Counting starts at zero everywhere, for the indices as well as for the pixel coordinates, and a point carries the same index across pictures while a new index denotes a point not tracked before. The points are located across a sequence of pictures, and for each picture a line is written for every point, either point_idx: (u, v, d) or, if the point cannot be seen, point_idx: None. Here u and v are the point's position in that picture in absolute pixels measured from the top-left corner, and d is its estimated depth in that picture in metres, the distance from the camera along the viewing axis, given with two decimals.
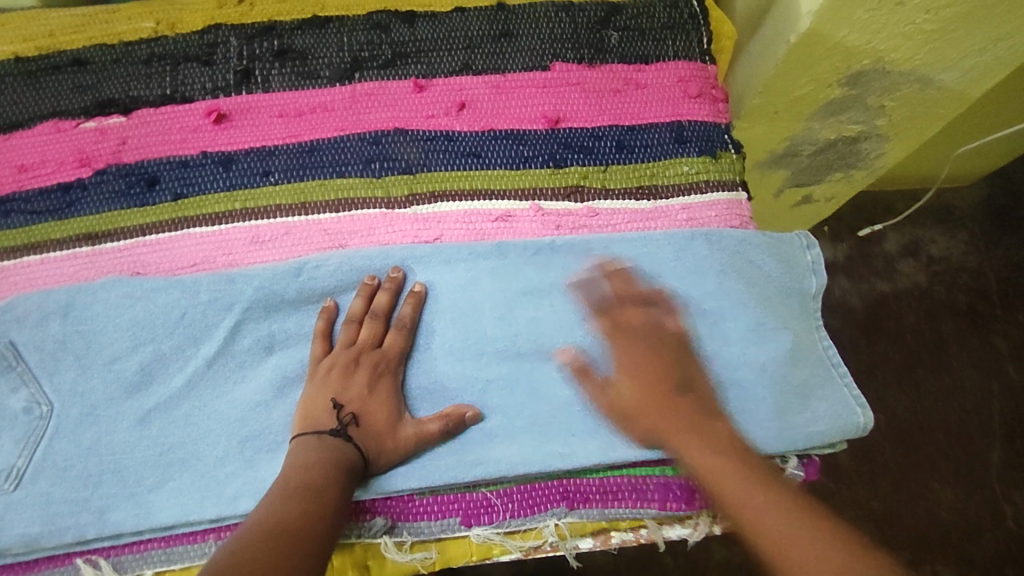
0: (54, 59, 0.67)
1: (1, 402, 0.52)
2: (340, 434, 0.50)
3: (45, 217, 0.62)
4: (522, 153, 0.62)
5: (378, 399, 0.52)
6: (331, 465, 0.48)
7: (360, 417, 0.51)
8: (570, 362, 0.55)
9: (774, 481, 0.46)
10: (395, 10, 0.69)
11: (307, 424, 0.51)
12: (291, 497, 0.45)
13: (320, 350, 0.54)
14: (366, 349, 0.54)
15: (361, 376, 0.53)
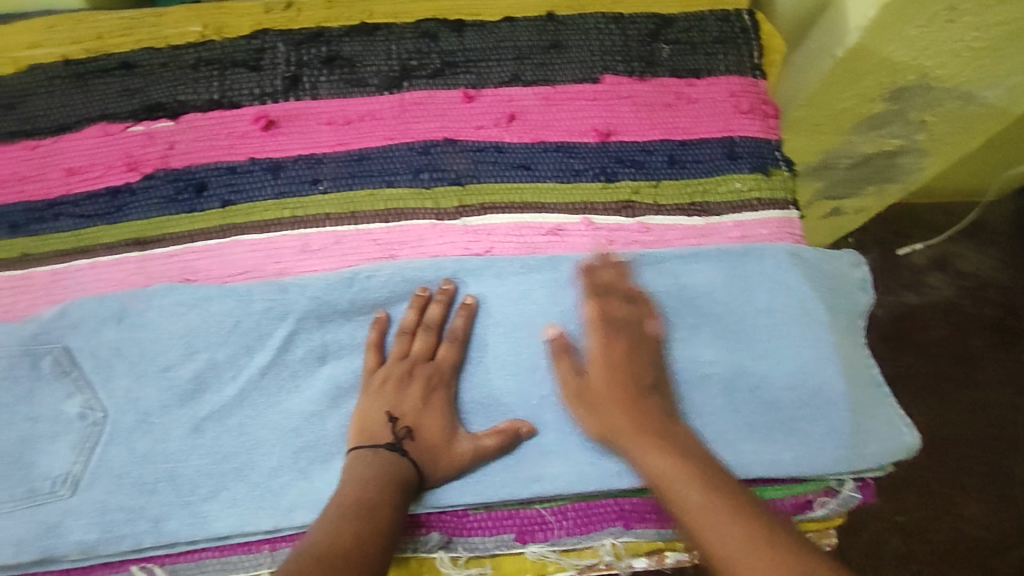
0: (103, 62, 0.66)
1: (56, 407, 0.53)
2: (395, 448, 0.51)
3: (95, 221, 0.61)
4: (573, 166, 0.63)
5: (433, 412, 0.53)
6: (386, 480, 0.48)
7: (415, 431, 0.52)
8: None
9: (687, 499, 0.46)
10: (444, 18, 0.68)
11: (363, 437, 0.51)
12: (349, 511, 0.46)
13: (372, 362, 0.54)
14: (419, 361, 0.54)
15: (415, 389, 0.53)
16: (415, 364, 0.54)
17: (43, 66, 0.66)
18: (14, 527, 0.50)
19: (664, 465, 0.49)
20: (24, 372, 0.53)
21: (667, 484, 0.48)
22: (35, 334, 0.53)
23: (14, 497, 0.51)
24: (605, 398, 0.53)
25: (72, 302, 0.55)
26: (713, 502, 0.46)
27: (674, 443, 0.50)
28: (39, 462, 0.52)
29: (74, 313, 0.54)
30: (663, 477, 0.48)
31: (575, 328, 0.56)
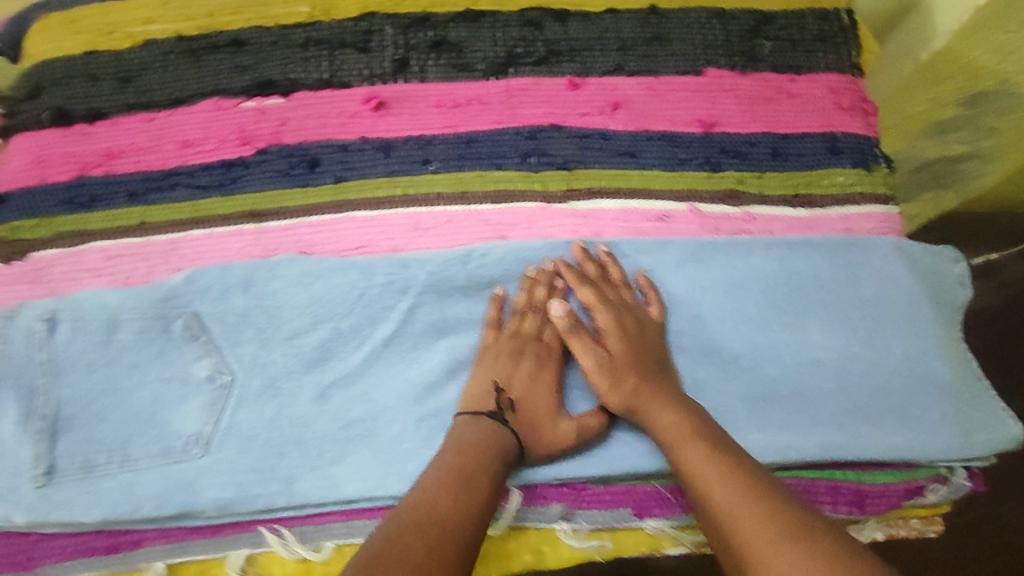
0: (214, 39, 0.67)
1: (185, 369, 0.56)
2: (498, 417, 0.52)
3: (210, 192, 0.63)
4: (679, 155, 0.64)
5: (541, 390, 0.55)
6: (478, 451, 0.49)
7: (522, 406, 0.54)
8: (733, 359, 0.56)
9: (710, 486, 0.45)
10: (548, 8, 0.69)
11: (471, 403, 0.54)
12: (446, 480, 0.46)
13: (490, 335, 0.57)
14: (529, 340, 0.57)
15: (525, 365, 0.55)
16: (528, 340, 0.57)
17: (157, 41, 0.67)
18: (151, 484, 0.53)
19: (683, 453, 0.48)
20: (155, 335, 0.56)
21: (694, 468, 0.47)
22: (165, 296, 0.57)
23: (149, 455, 0.54)
24: (654, 397, 0.52)
25: (201, 266, 0.58)
26: (736, 473, 0.45)
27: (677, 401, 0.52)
28: (171, 422, 0.55)
29: (205, 277, 0.57)
30: (690, 464, 0.47)
31: (689, 307, 0.58)
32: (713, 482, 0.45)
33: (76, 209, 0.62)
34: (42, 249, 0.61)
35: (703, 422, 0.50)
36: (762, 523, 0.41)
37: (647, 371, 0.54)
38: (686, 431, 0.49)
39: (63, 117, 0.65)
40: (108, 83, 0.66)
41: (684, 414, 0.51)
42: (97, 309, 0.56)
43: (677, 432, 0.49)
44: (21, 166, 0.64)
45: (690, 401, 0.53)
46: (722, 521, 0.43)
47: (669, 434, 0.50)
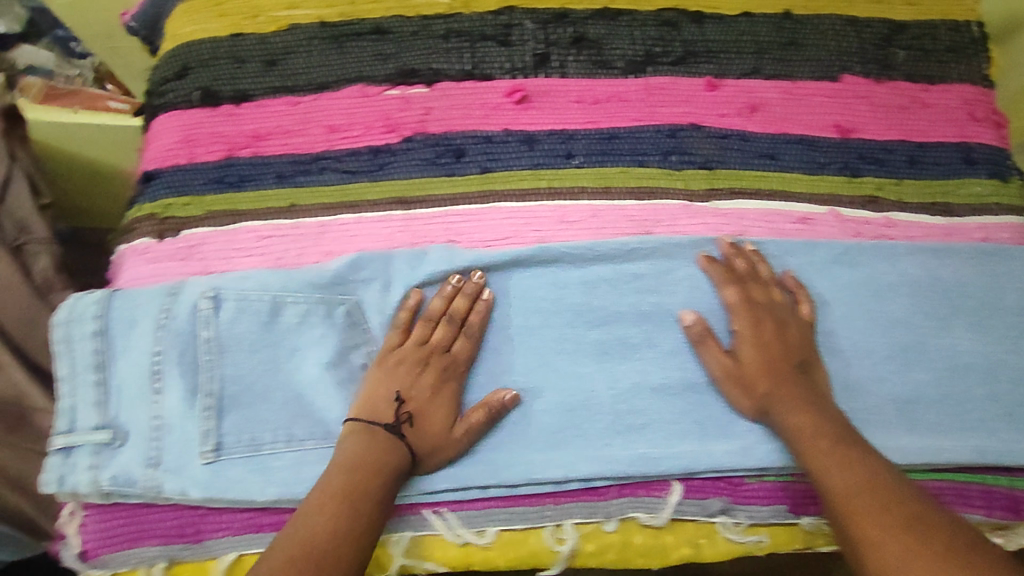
0: (357, 26, 0.68)
1: (346, 356, 0.58)
2: (398, 433, 0.53)
3: (359, 177, 0.63)
4: (817, 159, 0.66)
5: (438, 403, 0.55)
6: (373, 471, 0.51)
7: (416, 417, 0.54)
8: (886, 358, 0.59)
9: (832, 482, 0.50)
10: (685, 9, 0.70)
11: (359, 413, 0.54)
12: (362, 507, 0.49)
13: (395, 340, 0.57)
14: (435, 352, 0.56)
15: (428, 376, 0.55)
16: (438, 351, 0.57)
17: (301, 26, 0.67)
18: (317, 463, 0.54)
19: (811, 450, 0.52)
20: (319, 320, 0.58)
21: (823, 467, 0.51)
22: (330, 281, 0.58)
23: (313, 436, 0.55)
24: (791, 397, 0.55)
25: (369, 251, 0.60)
26: (864, 477, 0.49)
27: (813, 403, 0.54)
28: (331, 405, 0.56)
29: (370, 261, 0.59)
30: (817, 462, 0.51)
31: (841, 304, 0.60)
32: (836, 481, 0.49)
33: (225, 188, 0.63)
34: (194, 228, 0.61)
35: (837, 422, 0.53)
36: (888, 530, 0.45)
37: (783, 374, 0.56)
38: (820, 430, 0.53)
39: (209, 98, 0.65)
40: (253, 66, 0.66)
41: (814, 414, 0.54)
42: (263, 291, 0.57)
43: (807, 433, 0.53)
44: (168, 144, 0.64)
45: (825, 402, 0.55)
46: (844, 518, 0.48)
47: (800, 432, 0.53)
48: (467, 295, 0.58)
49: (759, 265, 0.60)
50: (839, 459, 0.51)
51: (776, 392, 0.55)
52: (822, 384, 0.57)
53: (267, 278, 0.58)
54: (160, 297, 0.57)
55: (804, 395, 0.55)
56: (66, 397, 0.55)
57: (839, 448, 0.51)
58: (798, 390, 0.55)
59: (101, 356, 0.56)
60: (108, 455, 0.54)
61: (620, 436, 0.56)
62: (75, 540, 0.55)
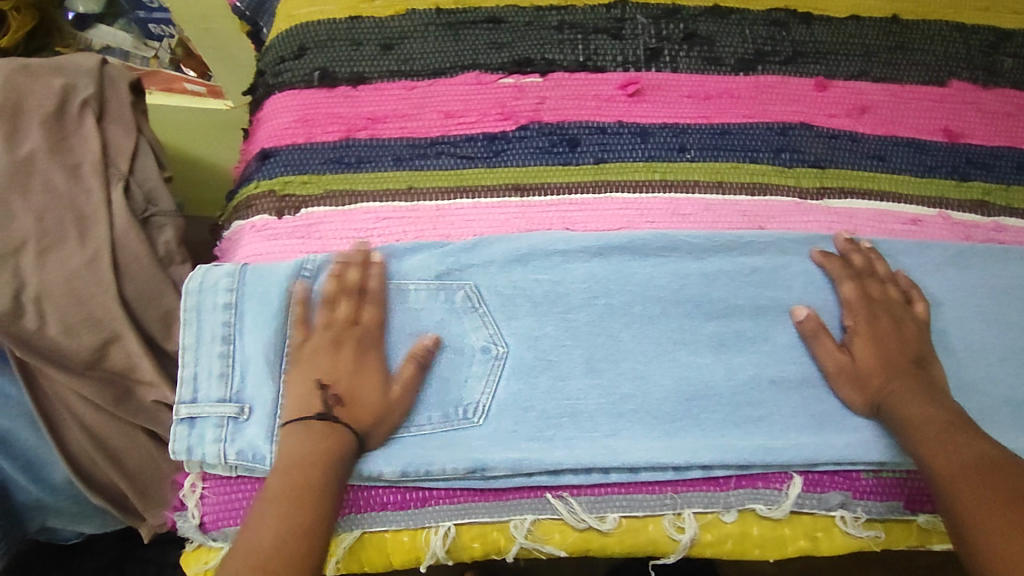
0: (472, 15, 0.69)
1: (462, 338, 0.57)
2: (328, 418, 0.52)
3: (475, 163, 0.64)
4: (927, 161, 0.66)
5: (372, 372, 0.54)
6: (311, 465, 0.50)
7: (347, 400, 0.53)
8: (1005, 359, 0.60)
9: (949, 460, 0.51)
10: (794, 9, 0.71)
11: (296, 410, 0.53)
12: (296, 497, 0.48)
13: (300, 336, 0.55)
14: (345, 327, 0.55)
15: (346, 355, 0.54)
16: (341, 328, 0.55)
17: (418, 12, 0.69)
18: (440, 446, 0.54)
19: (929, 433, 0.52)
20: (439, 304, 0.58)
21: (928, 454, 0.52)
22: (447, 269, 0.58)
23: (432, 420, 0.55)
24: (911, 388, 0.55)
25: (490, 235, 0.60)
26: (968, 464, 0.50)
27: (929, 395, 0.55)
28: (452, 390, 0.55)
29: (494, 247, 0.59)
30: (925, 450, 0.52)
31: (953, 304, 0.61)
32: (952, 461, 0.50)
33: (343, 168, 0.63)
34: (313, 206, 0.62)
35: (954, 410, 0.54)
36: (988, 517, 0.47)
37: (903, 369, 0.56)
38: (938, 418, 0.53)
39: (327, 79, 0.66)
40: (370, 49, 0.67)
41: (927, 403, 0.54)
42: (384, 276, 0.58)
43: (926, 417, 0.53)
44: (286, 123, 0.65)
45: (943, 393, 0.55)
46: (947, 505, 0.49)
47: (919, 418, 0.54)
48: (361, 267, 0.57)
49: (876, 262, 0.61)
50: (954, 441, 0.51)
51: (895, 382, 0.56)
52: (938, 378, 0.57)
53: (364, 263, 0.58)
54: (285, 284, 0.57)
55: (924, 389, 0.55)
56: (189, 366, 0.55)
57: (953, 430, 0.52)
58: (916, 379, 0.56)
59: (228, 329, 0.56)
60: (234, 430, 0.54)
61: (737, 429, 0.56)
62: (194, 511, 0.54)
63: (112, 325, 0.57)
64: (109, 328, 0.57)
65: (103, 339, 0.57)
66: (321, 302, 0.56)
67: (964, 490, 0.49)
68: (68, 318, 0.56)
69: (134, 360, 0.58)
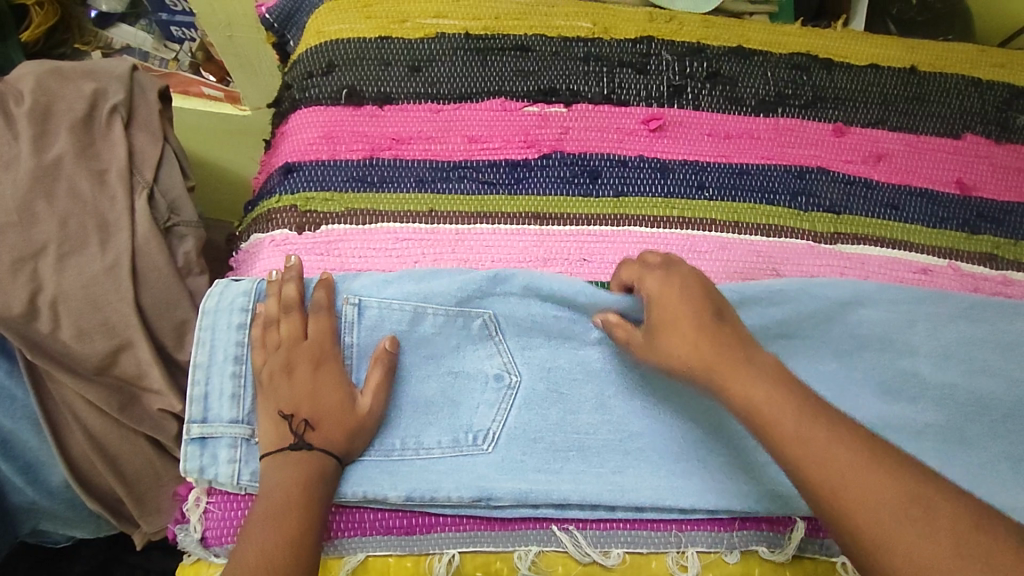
0: (501, 42, 0.69)
1: (477, 365, 0.57)
2: (302, 445, 0.51)
3: (496, 189, 0.64)
4: (938, 213, 0.67)
5: (333, 384, 0.53)
6: (295, 485, 0.49)
7: (312, 421, 0.52)
8: (1012, 415, 0.60)
9: (843, 489, 0.42)
10: (815, 55, 0.72)
11: (268, 446, 0.51)
12: (282, 517, 0.48)
13: (258, 359, 0.54)
14: (292, 346, 0.53)
15: (302, 373, 0.53)
16: (292, 348, 0.53)
17: (447, 35, 0.69)
18: (446, 473, 0.54)
19: (827, 461, 0.43)
20: (456, 330, 0.58)
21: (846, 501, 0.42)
22: (466, 296, 0.58)
23: (442, 445, 0.55)
24: (727, 363, 0.49)
25: (504, 270, 0.58)
26: (890, 502, 0.42)
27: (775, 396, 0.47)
28: (464, 415, 0.55)
29: (514, 280, 0.58)
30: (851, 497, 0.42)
31: (965, 356, 0.61)
32: (844, 486, 0.42)
33: (365, 187, 0.63)
34: (333, 224, 0.62)
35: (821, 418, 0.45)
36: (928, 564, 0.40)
37: (703, 330, 0.51)
38: (813, 434, 0.44)
39: (354, 97, 0.66)
40: (399, 70, 0.68)
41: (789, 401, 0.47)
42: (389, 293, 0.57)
43: (790, 429, 0.45)
44: (310, 139, 0.65)
45: (775, 368, 0.49)
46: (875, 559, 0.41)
47: (789, 438, 0.45)
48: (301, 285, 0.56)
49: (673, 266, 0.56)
50: (845, 462, 0.43)
51: (735, 380, 0.48)
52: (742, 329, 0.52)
53: (366, 282, 0.58)
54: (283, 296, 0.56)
55: (816, 406, 0.46)
56: (200, 384, 0.54)
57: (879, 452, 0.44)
58: (765, 378, 0.48)
59: (242, 349, 0.56)
60: (247, 451, 0.53)
61: (744, 471, 0.56)
62: (195, 526, 0.53)
63: (125, 333, 0.57)
64: (122, 335, 0.57)
65: (114, 346, 0.57)
66: (267, 323, 0.55)
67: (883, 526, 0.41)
68: (82, 323, 0.56)
69: (144, 368, 0.58)
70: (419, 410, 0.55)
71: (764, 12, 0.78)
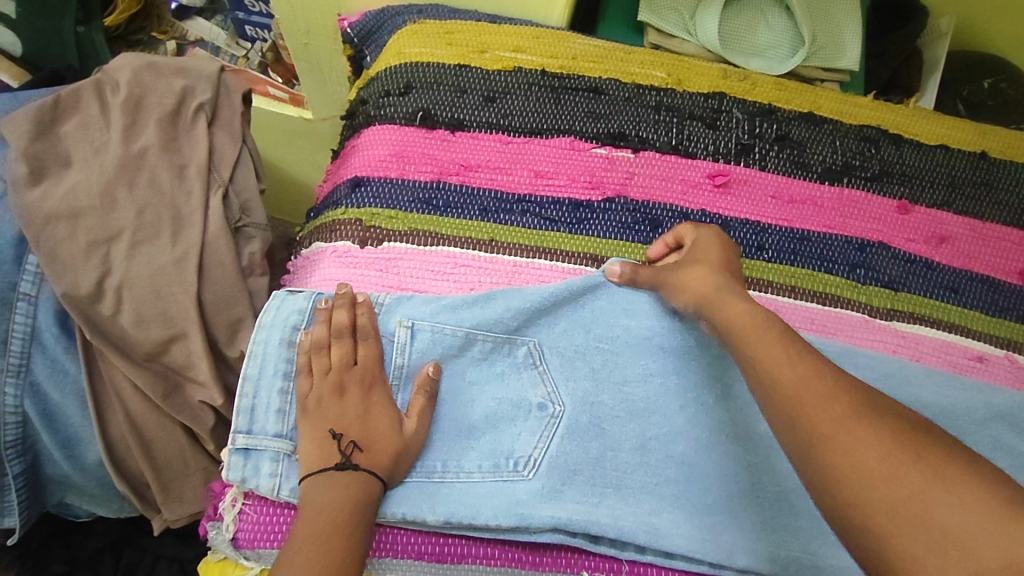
0: (577, 82, 0.71)
1: (522, 394, 0.57)
2: (348, 466, 0.51)
3: (558, 226, 0.65)
4: (999, 301, 0.66)
5: (384, 404, 0.54)
6: (339, 508, 0.49)
7: (361, 443, 0.52)
8: None
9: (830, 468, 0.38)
10: (886, 129, 0.72)
11: (315, 463, 0.52)
12: (326, 543, 0.47)
13: (304, 385, 0.54)
14: (343, 370, 0.54)
15: (352, 396, 0.54)
16: (338, 376, 0.54)
17: (524, 70, 0.71)
18: (488, 497, 0.53)
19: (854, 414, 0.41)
20: (502, 357, 0.58)
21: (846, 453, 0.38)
22: (518, 324, 0.58)
23: (482, 469, 0.55)
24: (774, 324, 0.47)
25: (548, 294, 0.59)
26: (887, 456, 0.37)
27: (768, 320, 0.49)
28: (505, 441, 0.55)
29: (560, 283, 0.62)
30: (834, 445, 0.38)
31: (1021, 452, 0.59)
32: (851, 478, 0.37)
33: (430, 211, 0.64)
34: (394, 241, 0.63)
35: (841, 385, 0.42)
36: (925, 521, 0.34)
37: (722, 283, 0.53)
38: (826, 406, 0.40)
39: (427, 120, 0.68)
40: (474, 99, 0.69)
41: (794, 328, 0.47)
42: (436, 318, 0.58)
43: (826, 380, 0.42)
44: (381, 156, 0.67)
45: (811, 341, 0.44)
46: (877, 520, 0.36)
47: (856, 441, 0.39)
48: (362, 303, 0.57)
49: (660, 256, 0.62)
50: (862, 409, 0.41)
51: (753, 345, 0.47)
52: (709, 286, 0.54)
53: (419, 306, 0.58)
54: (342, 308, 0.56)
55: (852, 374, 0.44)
56: (248, 397, 0.55)
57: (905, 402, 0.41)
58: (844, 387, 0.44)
59: (290, 366, 0.56)
60: (288, 467, 0.54)
61: (777, 535, 0.55)
62: (229, 525, 0.54)
63: (181, 324, 0.58)
64: (178, 326, 0.58)
65: (170, 335, 0.58)
66: (321, 333, 0.56)
67: (870, 476, 0.37)
68: (142, 310, 0.57)
69: (194, 360, 0.59)
70: (458, 433, 0.56)
71: (835, 80, 0.79)
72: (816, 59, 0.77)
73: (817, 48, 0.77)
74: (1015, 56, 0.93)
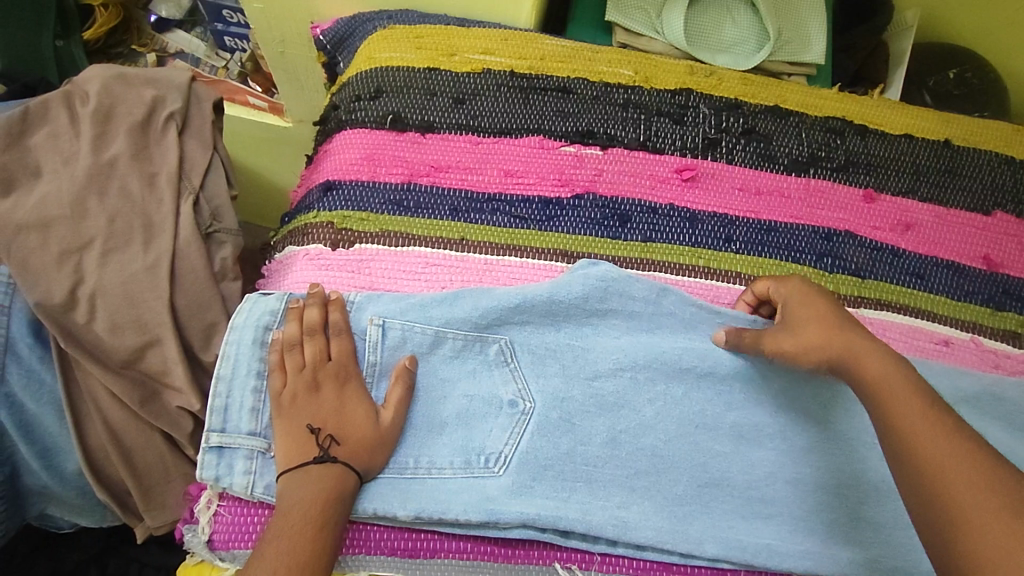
0: (545, 82, 0.72)
1: (493, 390, 0.58)
2: (326, 460, 0.52)
3: (528, 224, 0.66)
4: (964, 286, 0.67)
5: (357, 402, 0.55)
6: (314, 505, 0.50)
7: (339, 438, 0.53)
8: None
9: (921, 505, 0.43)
10: (851, 120, 0.73)
11: (290, 460, 0.52)
12: (299, 540, 0.48)
13: (278, 382, 0.55)
14: (317, 367, 0.55)
15: (328, 392, 0.55)
16: (315, 371, 0.55)
17: (492, 72, 0.72)
18: (455, 494, 0.54)
19: (916, 439, 0.45)
20: (474, 356, 0.59)
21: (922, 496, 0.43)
22: (487, 322, 0.59)
23: (454, 465, 0.55)
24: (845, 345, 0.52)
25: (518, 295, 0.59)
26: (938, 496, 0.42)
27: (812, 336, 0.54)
28: (477, 438, 0.56)
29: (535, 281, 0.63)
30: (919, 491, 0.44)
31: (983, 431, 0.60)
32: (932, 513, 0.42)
33: (400, 211, 0.65)
34: (366, 242, 0.64)
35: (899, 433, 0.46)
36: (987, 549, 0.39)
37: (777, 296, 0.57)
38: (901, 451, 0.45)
39: (397, 123, 0.69)
40: (442, 101, 0.70)
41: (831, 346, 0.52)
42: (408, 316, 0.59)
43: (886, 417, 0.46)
44: (352, 159, 0.67)
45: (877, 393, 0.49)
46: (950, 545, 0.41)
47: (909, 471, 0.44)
48: (333, 305, 0.58)
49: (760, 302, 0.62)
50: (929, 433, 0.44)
51: None
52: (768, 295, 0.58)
53: (389, 304, 0.59)
54: (313, 310, 0.57)
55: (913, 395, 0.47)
56: (221, 396, 0.55)
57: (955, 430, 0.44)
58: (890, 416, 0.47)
59: (263, 365, 0.57)
60: (263, 464, 0.54)
61: (747, 522, 0.56)
62: (205, 527, 0.54)
63: (155, 330, 0.58)
64: (152, 332, 0.58)
65: (144, 341, 0.58)
66: (294, 334, 0.56)
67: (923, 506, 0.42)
68: (117, 317, 0.58)
69: (169, 365, 0.59)
70: (433, 431, 0.56)
71: (801, 73, 0.80)
72: (782, 54, 0.78)
73: (783, 43, 0.78)
74: (982, 46, 0.94)
